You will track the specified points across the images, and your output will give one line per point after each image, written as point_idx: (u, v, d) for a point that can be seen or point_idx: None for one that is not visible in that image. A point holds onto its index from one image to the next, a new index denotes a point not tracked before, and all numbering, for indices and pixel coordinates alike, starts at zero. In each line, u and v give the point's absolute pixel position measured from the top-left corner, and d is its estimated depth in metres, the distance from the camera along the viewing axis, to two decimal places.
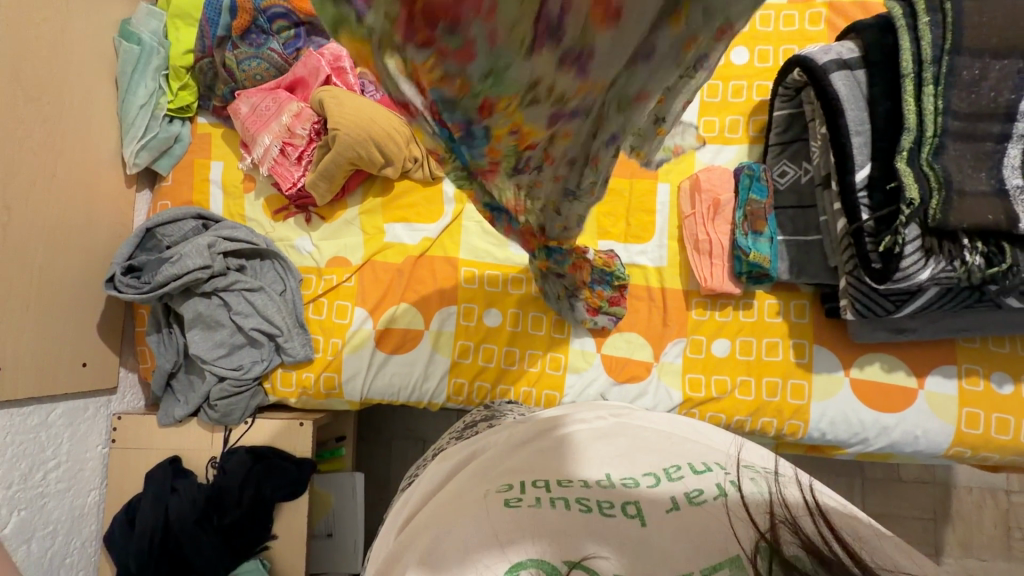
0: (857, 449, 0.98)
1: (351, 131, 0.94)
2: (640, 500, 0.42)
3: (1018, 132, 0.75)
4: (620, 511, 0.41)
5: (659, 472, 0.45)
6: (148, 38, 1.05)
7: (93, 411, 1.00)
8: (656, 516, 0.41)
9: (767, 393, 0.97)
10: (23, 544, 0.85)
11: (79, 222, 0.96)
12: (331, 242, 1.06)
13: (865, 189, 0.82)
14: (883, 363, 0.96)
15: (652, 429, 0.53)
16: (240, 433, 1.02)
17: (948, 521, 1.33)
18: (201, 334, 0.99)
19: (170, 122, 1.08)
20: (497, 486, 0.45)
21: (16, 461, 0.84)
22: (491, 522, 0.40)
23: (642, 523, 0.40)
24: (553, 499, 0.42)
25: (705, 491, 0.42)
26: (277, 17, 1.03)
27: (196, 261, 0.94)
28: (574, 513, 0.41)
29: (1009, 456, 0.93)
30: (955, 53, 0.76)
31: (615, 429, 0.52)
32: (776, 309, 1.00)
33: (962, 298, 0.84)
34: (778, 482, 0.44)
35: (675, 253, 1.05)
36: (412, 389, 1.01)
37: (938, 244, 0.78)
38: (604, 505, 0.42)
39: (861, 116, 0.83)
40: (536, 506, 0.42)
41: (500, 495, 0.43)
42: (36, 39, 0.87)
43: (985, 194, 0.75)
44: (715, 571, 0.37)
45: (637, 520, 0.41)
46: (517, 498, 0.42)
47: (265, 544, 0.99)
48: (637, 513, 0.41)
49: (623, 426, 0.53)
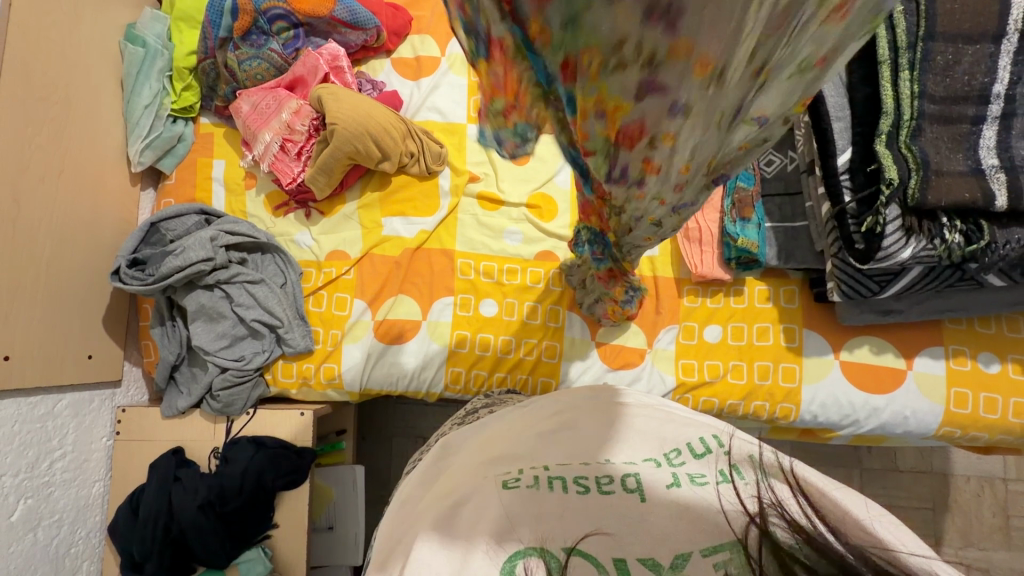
0: (849, 431, 0.99)
1: (348, 126, 0.97)
2: (640, 473, 0.44)
3: (993, 114, 0.79)
4: (620, 486, 0.43)
5: (659, 458, 0.47)
6: (153, 40, 1.08)
7: (98, 403, 1.02)
8: (655, 492, 0.42)
9: (759, 377, 0.99)
10: (29, 532, 0.86)
11: (86, 218, 0.99)
12: (330, 236, 1.08)
13: (847, 173, 0.85)
14: (872, 346, 0.98)
15: (650, 405, 0.54)
16: (241, 423, 1.04)
17: (947, 512, 1.33)
18: (204, 326, 1.01)
19: (173, 122, 1.11)
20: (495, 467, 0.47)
21: (24, 449, 0.86)
22: (490, 502, 0.43)
23: (642, 497, 0.42)
24: (550, 479, 0.44)
25: (707, 475, 0.44)
26: (276, 18, 1.06)
27: (198, 254, 0.96)
28: (571, 493, 0.43)
29: (997, 435, 0.95)
30: (929, 39, 0.79)
31: (622, 404, 0.54)
32: (766, 294, 1.02)
33: (944, 277, 0.87)
34: (766, 458, 0.45)
35: (666, 242, 1.07)
36: (410, 378, 1.03)
37: (918, 223, 0.81)
38: (603, 481, 0.44)
39: (841, 102, 0.86)
40: (533, 487, 0.44)
41: (499, 479, 0.45)
42: (44, 41, 0.90)
43: (962, 173, 0.77)
44: (716, 551, 0.37)
45: (637, 494, 0.42)
46: (515, 479, 0.45)
47: (265, 533, 1.00)
48: (637, 488, 0.43)
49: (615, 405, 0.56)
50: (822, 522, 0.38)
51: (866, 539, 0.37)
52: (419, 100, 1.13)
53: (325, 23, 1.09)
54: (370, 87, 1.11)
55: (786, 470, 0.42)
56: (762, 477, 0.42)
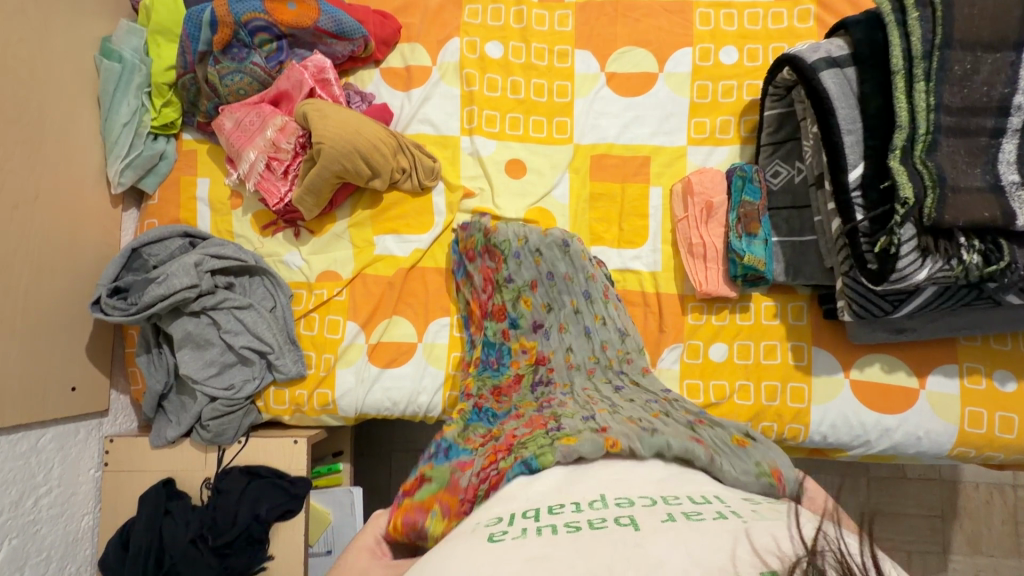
0: (860, 451, 0.96)
1: (336, 145, 0.93)
2: (633, 513, 0.47)
3: (1012, 127, 0.75)
4: (614, 521, 0.45)
5: (655, 497, 0.50)
6: (129, 55, 1.03)
7: (84, 434, 0.99)
8: (653, 523, 0.44)
9: (767, 397, 0.96)
10: (16, 572, 0.84)
11: (64, 245, 0.95)
12: (321, 256, 1.04)
13: (858, 189, 0.81)
14: (883, 364, 0.94)
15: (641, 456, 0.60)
16: (234, 452, 1.01)
17: (956, 519, 1.28)
18: (191, 354, 0.97)
19: (154, 140, 1.07)
20: (487, 522, 0.50)
21: (7, 489, 0.83)
22: (474, 549, 0.44)
23: (636, 527, 0.44)
24: (542, 525, 0.46)
25: (704, 511, 0.46)
26: (258, 30, 1.01)
27: (183, 280, 0.93)
28: (565, 529, 0.45)
29: (1013, 455, 0.92)
30: (946, 47, 0.75)
31: (616, 462, 0.59)
32: (773, 311, 0.98)
33: (960, 296, 0.83)
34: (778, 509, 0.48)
35: (668, 258, 1.03)
36: (407, 402, 0.99)
37: (934, 243, 0.77)
38: (597, 519, 0.46)
39: (852, 114, 0.81)
40: (522, 534, 0.45)
41: (487, 532, 0.47)
42: (13, 60, 0.86)
43: (979, 190, 0.74)
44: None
45: (630, 525, 0.44)
46: (502, 531, 0.46)
47: (261, 564, 0.96)
48: (629, 522, 0.45)
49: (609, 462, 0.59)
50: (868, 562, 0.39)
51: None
52: (410, 112, 1.08)
53: (311, 34, 1.04)
54: (359, 100, 1.07)
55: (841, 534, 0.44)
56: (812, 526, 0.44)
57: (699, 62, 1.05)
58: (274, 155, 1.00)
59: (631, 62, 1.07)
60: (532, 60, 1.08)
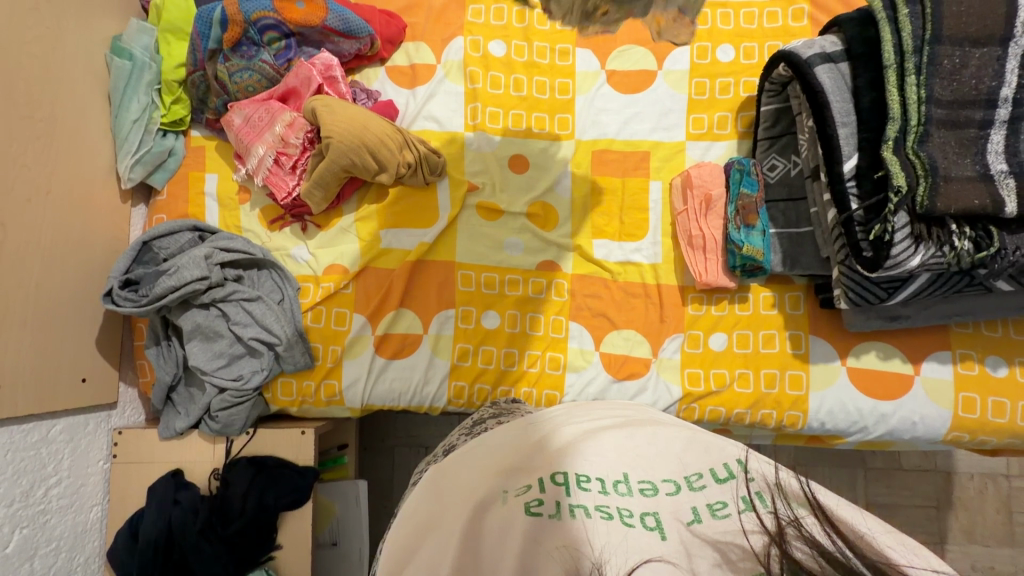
0: (857, 437, 0.98)
1: (344, 139, 0.96)
2: (659, 510, 0.40)
3: (1000, 119, 0.77)
4: (640, 521, 0.39)
5: (679, 479, 0.41)
6: (140, 53, 1.06)
7: (94, 426, 1.00)
8: (677, 530, 0.38)
9: (766, 385, 0.98)
10: (26, 561, 0.85)
11: (75, 239, 0.97)
12: (328, 250, 1.06)
13: (853, 179, 0.83)
14: (878, 352, 0.97)
15: (669, 423, 0.48)
16: (241, 444, 1.02)
17: (951, 509, 1.30)
18: (201, 346, 0.99)
19: (163, 136, 1.09)
20: (517, 490, 0.41)
21: (18, 479, 0.84)
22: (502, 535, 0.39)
23: (662, 535, 0.38)
24: (573, 506, 0.40)
25: (729, 502, 0.39)
26: (267, 29, 1.03)
27: (194, 272, 0.94)
28: (593, 521, 0.39)
29: (1006, 439, 0.94)
30: (935, 42, 0.77)
31: (638, 422, 0.48)
32: (771, 301, 1.01)
33: (953, 283, 0.86)
34: (760, 476, 0.40)
35: (668, 250, 1.05)
36: (413, 393, 1.01)
37: (926, 230, 0.80)
38: (624, 512, 0.39)
39: (847, 107, 0.84)
40: (555, 517, 0.39)
41: (519, 502, 0.40)
42: (26, 56, 0.88)
43: (971, 179, 0.76)
44: None
45: (657, 534, 0.38)
46: (538, 503, 0.40)
47: (268, 554, 0.98)
48: (657, 526, 0.39)
49: (630, 421, 0.48)
50: (845, 542, 0.35)
51: (886, 563, 0.34)
52: (415, 109, 1.11)
53: (318, 32, 1.06)
54: (365, 96, 1.09)
55: (800, 486, 0.39)
56: (780, 502, 0.38)
57: (697, 60, 1.08)
58: (282, 150, 1.02)
59: (630, 61, 1.10)
60: (534, 59, 1.11)
